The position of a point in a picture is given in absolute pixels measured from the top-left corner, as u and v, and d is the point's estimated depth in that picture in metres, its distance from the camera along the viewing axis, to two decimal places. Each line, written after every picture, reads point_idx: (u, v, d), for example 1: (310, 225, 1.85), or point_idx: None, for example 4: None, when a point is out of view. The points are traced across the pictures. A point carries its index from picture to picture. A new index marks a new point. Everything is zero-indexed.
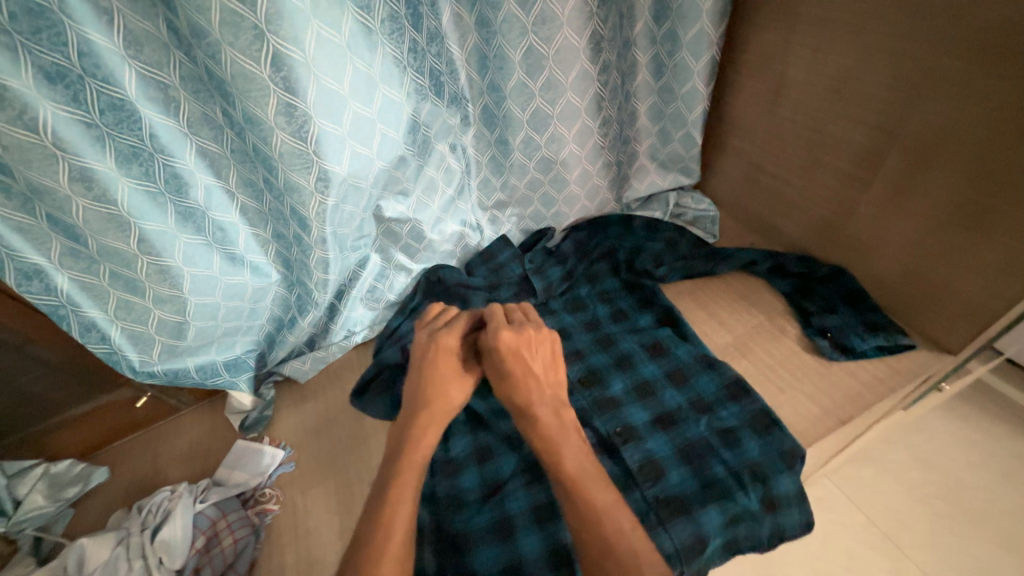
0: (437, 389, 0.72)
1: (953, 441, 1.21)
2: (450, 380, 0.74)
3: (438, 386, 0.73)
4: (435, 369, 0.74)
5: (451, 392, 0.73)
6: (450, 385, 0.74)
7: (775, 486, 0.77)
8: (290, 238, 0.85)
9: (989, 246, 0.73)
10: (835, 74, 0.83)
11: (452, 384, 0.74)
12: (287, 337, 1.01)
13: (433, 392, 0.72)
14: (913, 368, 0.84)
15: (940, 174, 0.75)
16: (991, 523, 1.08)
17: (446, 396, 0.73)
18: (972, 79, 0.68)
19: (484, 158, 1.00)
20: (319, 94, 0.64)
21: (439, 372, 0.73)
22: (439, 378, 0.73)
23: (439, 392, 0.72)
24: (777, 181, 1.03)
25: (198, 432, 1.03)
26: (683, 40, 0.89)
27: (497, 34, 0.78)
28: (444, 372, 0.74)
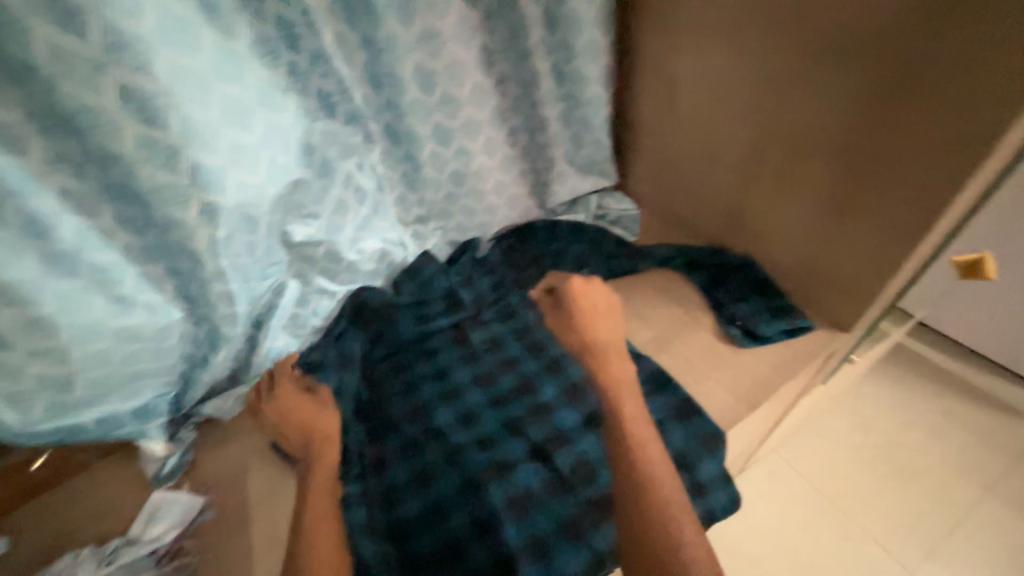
0: (312, 429, 0.83)
1: (882, 403, 1.40)
2: (318, 418, 0.85)
3: (313, 425, 0.84)
4: (302, 411, 0.86)
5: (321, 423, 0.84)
6: (322, 423, 0.85)
7: (700, 471, 0.81)
8: (185, 273, 0.81)
9: (864, 226, 0.80)
10: (716, 76, 0.89)
11: (321, 420, 0.85)
12: (202, 377, 0.93)
13: (312, 432, 0.83)
14: (813, 348, 0.90)
15: (816, 164, 0.81)
16: (925, 478, 1.27)
17: (318, 431, 0.83)
18: (828, 75, 0.74)
19: (395, 174, 0.98)
20: (183, 124, 0.62)
21: (310, 413, 0.86)
22: (307, 414, 0.85)
23: (315, 431, 0.84)
24: (682, 179, 1.07)
25: (111, 486, 0.95)
26: (576, 48, 0.92)
27: (383, 52, 0.79)
28: (307, 412, 0.86)
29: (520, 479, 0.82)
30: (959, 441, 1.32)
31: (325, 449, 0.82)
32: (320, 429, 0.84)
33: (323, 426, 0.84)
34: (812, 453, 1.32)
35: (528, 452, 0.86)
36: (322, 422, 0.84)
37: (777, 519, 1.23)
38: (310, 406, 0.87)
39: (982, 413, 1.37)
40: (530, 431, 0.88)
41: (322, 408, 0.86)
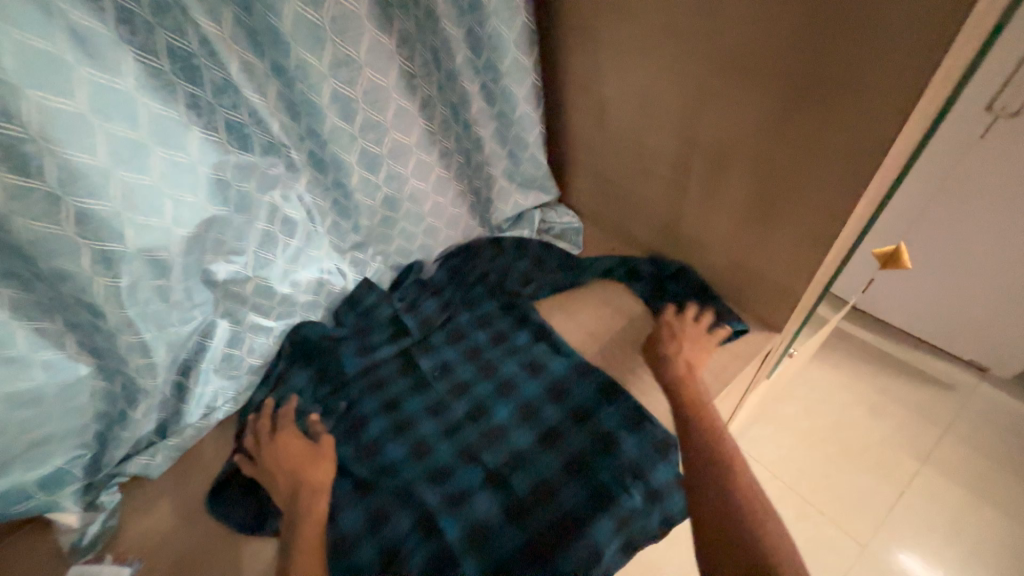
0: (305, 478, 0.81)
1: (828, 386, 1.47)
2: (315, 467, 0.82)
3: (306, 474, 0.81)
4: (297, 462, 0.83)
5: (314, 472, 0.82)
6: (320, 473, 0.82)
7: (655, 478, 0.81)
8: (88, 326, 0.74)
9: (781, 232, 0.83)
10: (638, 92, 0.91)
11: (321, 469, 0.82)
12: (122, 434, 0.86)
13: (303, 481, 0.80)
14: (750, 349, 0.94)
15: (734, 174, 0.85)
16: (870, 453, 1.34)
17: (312, 480, 0.80)
18: (736, 92, 0.77)
19: (325, 202, 0.94)
20: (63, 170, 0.57)
21: (308, 461, 0.83)
22: (302, 461, 0.83)
23: (306, 479, 0.80)
24: (619, 190, 1.09)
25: (18, 566, 0.85)
26: (502, 69, 0.91)
27: (295, 80, 0.75)
28: (303, 462, 0.83)
29: (477, 508, 0.80)
30: (897, 416, 1.40)
31: (316, 501, 0.78)
32: (315, 481, 0.81)
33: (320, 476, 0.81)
34: (769, 440, 1.37)
35: (485, 480, 0.83)
36: (321, 472, 0.82)
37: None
38: (309, 455, 0.84)
39: (917, 386, 1.46)
40: (485, 457, 0.85)
41: (320, 458, 0.84)
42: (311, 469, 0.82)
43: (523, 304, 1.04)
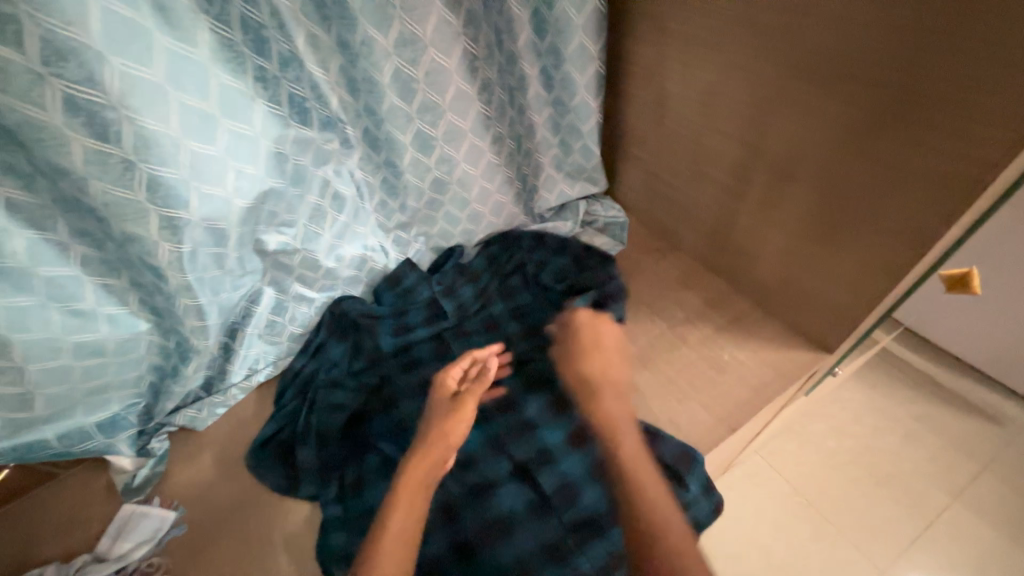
0: (443, 423, 0.84)
1: (865, 408, 1.30)
2: (457, 420, 0.84)
3: (445, 419, 0.84)
4: (439, 416, 0.85)
5: (451, 436, 0.83)
6: (459, 426, 0.84)
7: (684, 491, 0.79)
8: (149, 287, 0.77)
9: (847, 255, 0.78)
10: (703, 89, 0.85)
11: (460, 423, 0.84)
12: (174, 388, 0.90)
13: (437, 426, 0.84)
14: (795, 368, 0.90)
15: (799, 188, 0.79)
16: (895, 482, 1.19)
17: (444, 440, 0.82)
18: (815, 99, 0.70)
19: (375, 181, 0.94)
20: (139, 137, 0.58)
21: (456, 412, 0.85)
22: (446, 420, 0.84)
23: (442, 425, 0.83)
24: (671, 189, 1.04)
25: (77, 498, 0.92)
26: (566, 54, 0.88)
27: (359, 57, 0.74)
28: (445, 418, 0.85)
29: (503, 500, 0.80)
30: (930, 446, 1.23)
31: (437, 456, 0.81)
32: (451, 431, 0.83)
33: (454, 428, 0.83)
34: (789, 457, 1.23)
35: (509, 472, 0.83)
36: (460, 424, 0.84)
37: (748, 520, 1.15)
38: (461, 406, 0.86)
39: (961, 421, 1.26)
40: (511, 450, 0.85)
41: (465, 413, 0.85)
42: (453, 420, 0.84)
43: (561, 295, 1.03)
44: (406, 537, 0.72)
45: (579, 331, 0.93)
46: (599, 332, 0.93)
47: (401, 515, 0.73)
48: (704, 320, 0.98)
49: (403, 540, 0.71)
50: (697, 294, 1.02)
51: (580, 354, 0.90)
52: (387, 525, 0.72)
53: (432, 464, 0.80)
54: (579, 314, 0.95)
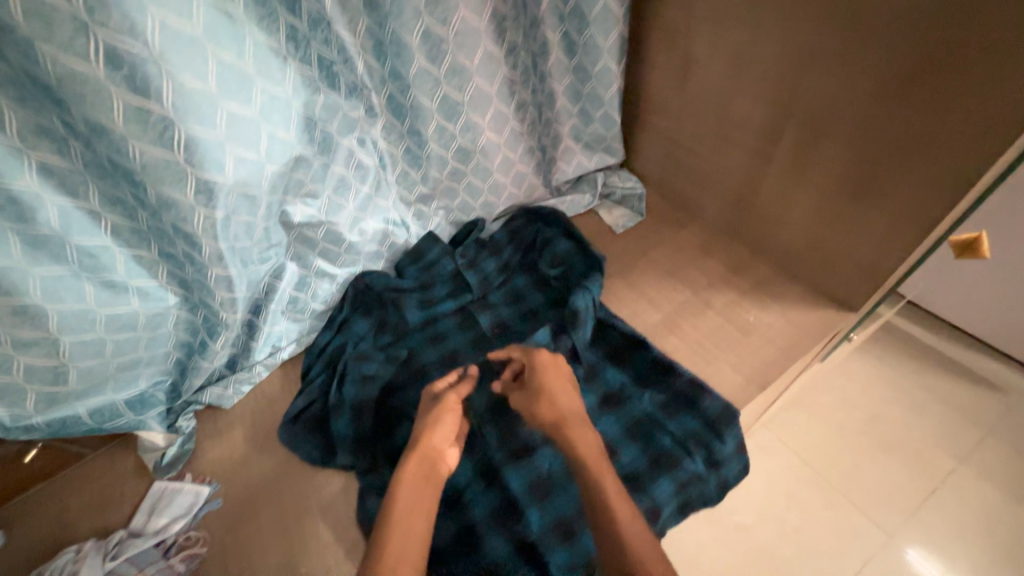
0: (427, 416, 0.77)
1: (870, 377, 1.17)
2: (440, 409, 0.77)
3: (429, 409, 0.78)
4: (427, 417, 0.77)
5: (442, 440, 0.74)
6: (447, 415, 0.76)
7: (720, 448, 0.79)
8: (180, 258, 0.76)
9: (877, 212, 0.79)
10: (733, 49, 0.85)
11: (447, 412, 0.77)
12: (201, 364, 0.88)
13: (422, 418, 0.77)
14: (818, 327, 0.91)
15: (830, 148, 0.79)
16: (907, 450, 1.08)
17: (434, 443, 0.74)
18: (851, 52, 0.70)
19: (398, 151, 0.93)
20: (178, 96, 0.57)
21: (440, 402, 0.78)
22: (436, 420, 0.76)
23: (427, 415, 0.77)
24: (693, 156, 1.04)
25: (109, 477, 0.91)
26: (590, 17, 0.87)
27: (388, 17, 0.73)
28: (436, 416, 0.76)
29: (539, 463, 0.80)
30: (939, 414, 1.11)
31: (427, 459, 0.72)
32: (439, 421, 0.76)
33: (440, 415, 0.76)
34: (799, 428, 1.11)
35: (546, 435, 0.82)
36: (446, 411, 0.77)
37: (758, 498, 1.03)
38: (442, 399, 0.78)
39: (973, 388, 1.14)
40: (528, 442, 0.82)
41: (448, 403, 0.77)
42: (438, 409, 0.77)
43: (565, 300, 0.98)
44: (408, 538, 0.63)
45: (543, 370, 0.79)
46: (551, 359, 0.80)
47: (399, 514, 0.65)
48: (729, 285, 0.99)
49: (407, 540, 0.63)
50: (720, 261, 1.03)
51: (538, 398, 0.75)
52: (386, 526, 0.64)
53: (424, 457, 0.72)
54: (541, 355, 0.80)
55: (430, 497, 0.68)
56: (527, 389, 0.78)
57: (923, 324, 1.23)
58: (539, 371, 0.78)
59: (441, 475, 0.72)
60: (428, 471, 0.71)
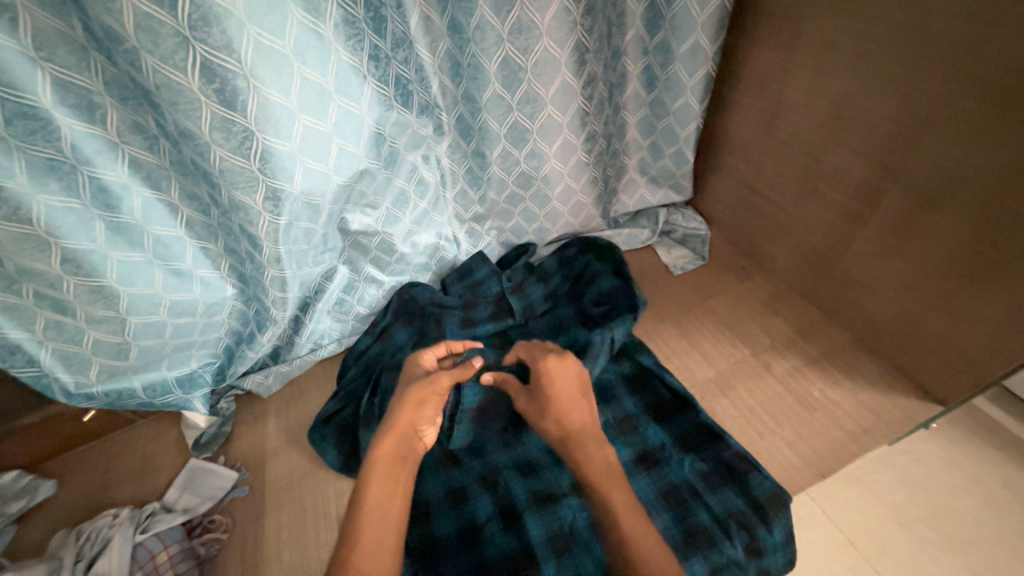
0: (413, 395, 0.72)
1: (943, 467, 0.99)
2: (428, 390, 0.73)
3: (415, 387, 0.73)
4: (409, 393, 0.73)
5: (421, 420, 0.72)
6: (433, 397, 0.74)
7: (764, 535, 0.70)
8: (242, 254, 0.79)
9: (992, 298, 0.67)
10: (834, 99, 0.77)
11: (434, 395, 0.74)
12: (247, 353, 0.91)
13: (406, 395, 0.72)
14: (898, 417, 0.81)
15: (943, 218, 0.69)
16: (981, 559, 0.88)
17: (412, 423, 0.71)
18: (982, 119, 0.61)
19: (460, 170, 0.93)
20: (261, 107, 0.60)
21: (431, 382, 0.74)
22: (418, 399, 0.72)
23: (413, 393, 0.72)
24: (771, 206, 0.97)
25: (153, 446, 0.96)
26: (677, 53, 0.83)
27: (469, 42, 0.73)
28: (420, 397, 0.72)
29: (564, 513, 0.76)
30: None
31: (405, 438, 0.70)
32: (425, 401, 0.73)
33: (428, 395, 0.73)
34: (847, 503, 0.95)
35: (573, 486, 0.79)
36: (434, 393, 0.73)
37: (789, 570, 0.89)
38: (434, 380, 0.74)
39: None
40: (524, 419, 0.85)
41: (439, 388, 0.74)
42: (426, 389, 0.73)
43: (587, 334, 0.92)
44: (384, 518, 0.62)
45: (550, 383, 0.73)
46: (561, 373, 0.74)
47: (377, 493, 0.64)
48: (793, 349, 0.91)
49: (383, 520, 0.62)
50: (786, 321, 0.95)
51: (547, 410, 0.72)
52: (361, 505, 0.62)
53: (403, 435, 0.70)
54: (555, 368, 0.74)
55: (407, 476, 0.67)
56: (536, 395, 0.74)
57: (1019, 417, 1.04)
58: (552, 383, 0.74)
59: (415, 455, 0.71)
60: (406, 450, 0.69)
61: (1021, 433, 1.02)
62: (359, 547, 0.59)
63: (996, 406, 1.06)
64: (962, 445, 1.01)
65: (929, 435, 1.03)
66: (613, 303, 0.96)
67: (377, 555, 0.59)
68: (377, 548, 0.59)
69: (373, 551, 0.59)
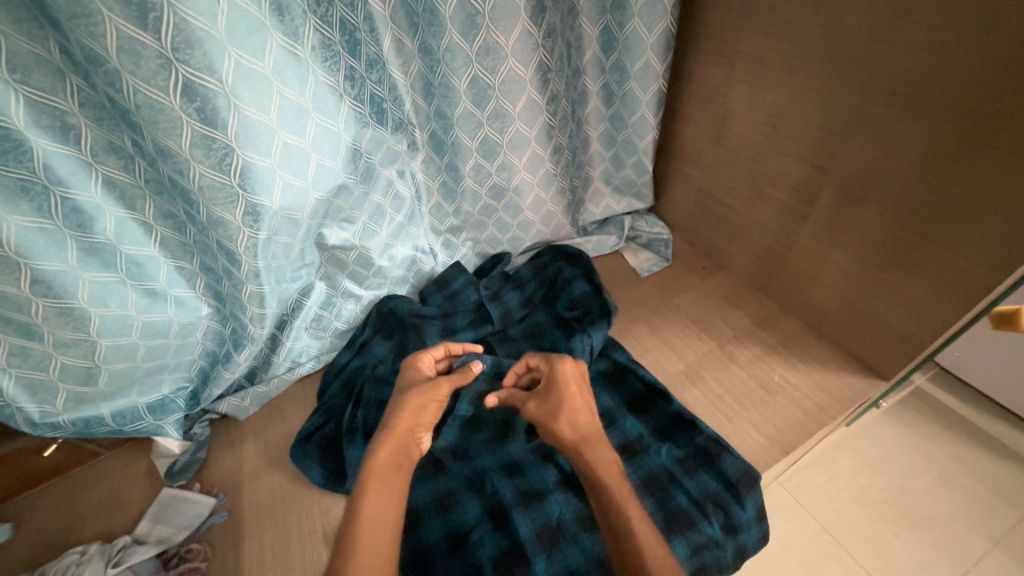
0: (413, 401, 0.73)
1: (897, 445, 1.07)
2: (428, 396, 0.74)
3: (415, 393, 0.74)
4: (407, 399, 0.73)
5: (419, 425, 0.73)
6: (431, 403, 0.75)
7: (738, 512, 0.75)
8: (219, 271, 0.79)
9: (917, 280, 0.76)
10: (770, 111, 0.86)
11: (432, 401, 0.75)
12: (223, 374, 0.90)
13: (406, 400, 0.73)
14: (850, 395, 0.88)
15: (869, 212, 0.78)
16: (933, 525, 0.96)
17: (411, 429, 0.71)
18: (892, 122, 0.70)
19: (434, 183, 0.97)
20: (241, 125, 0.62)
21: (431, 389, 0.75)
22: (417, 404, 0.73)
23: (413, 398, 0.73)
24: (725, 209, 1.05)
25: (120, 478, 0.92)
26: (631, 71, 0.91)
27: (440, 62, 0.78)
28: (421, 403, 0.73)
29: (552, 508, 0.78)
30: (969, 490, 1.00)
31: (405, 444, 0.70)
32: (424, 407, 0.74)
33: (427, 401, 0.74)
34: (816, 489, 1.01)
35: (558, 481, 0.82)
36: (433, 399, 0.75)
37: (769, 556, 0.94)
38: (433, 386, 0.75)
39: (1011, 467, 1.02)
40: (517, 423, 0.85)
41: (438, 394, 0.75)
42: (425, 395, 0.74)
43: (563, 340, 0.95)
44: (381, 525, 0.61)
45: (564, 383, 0.74)
46: (575, 381, 0.75)
47: (374, 499, 0.63)
48: (754, 339, 0.98)
49: (380, 526, 0.61)
50: (746, 314, 1.03)
51: (558, 411, 0.71)
52: (358, 512, 0.61)
53: (402, 441, 0.70)
54: (566, 369, 0.75)
55: (404, 481, 0.67)
56: (547, 401, 0.73)
57: (955, 394, 1.14)
58: (561, 384, 0.74)
59: (413, 460, 0.71)
60: (404, 456, 0.69)
61: (958, 408, 1.12)
62: (357, 554, 0.58)
63: (935, 385, 1.17)
64: (910, 424, 1.10)
65: (881, 416, 1.12)
66: (588, 308, 0.99)
67: (374, 561, 0.57)
68: (375, 556, 0.58)
69: (371, 557, 0.58)
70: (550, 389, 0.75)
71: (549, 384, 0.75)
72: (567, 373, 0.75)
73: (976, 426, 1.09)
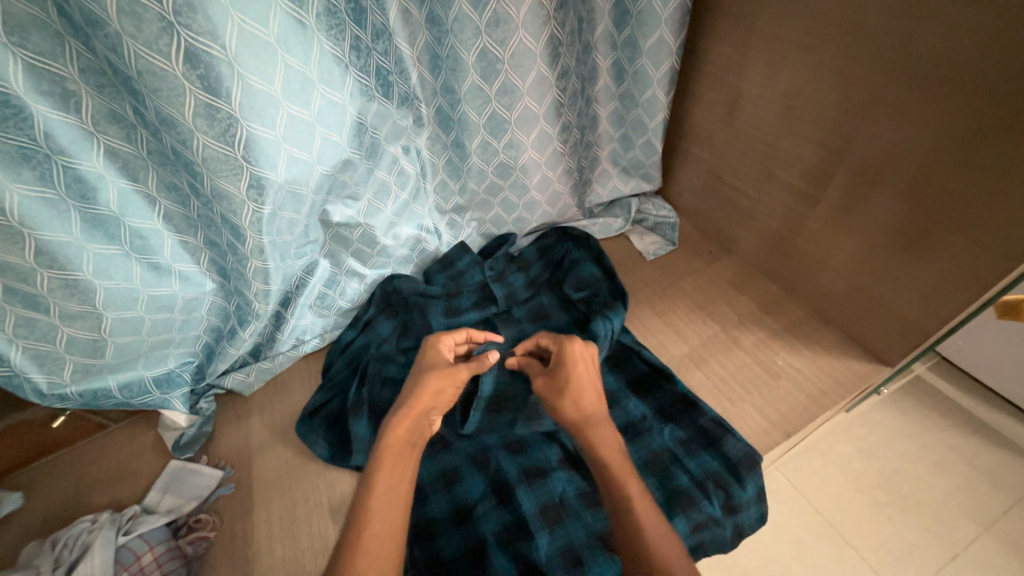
0: (432, 383, 0.74)
1: (895, 431, 1.08)
2: (446, 380, 0.75)
3: (435, 376, 0.75)
4: (425, 382, 0.74)
5: (435, 408, 0.73)
6: (450, 387, 0.75)
7: (739, 492, 0.76)
8: (224, 247, 0.79)
9: (926, 266, 0.75)
10: (786, 90, 0.84)
11: (450, 385, 0.75)
12: (228, 350, 0.90)
13: (425, 382, 0.74)
14: (853, 380, 0.88)
15: (884, 196, 0.76)
16: (927, 511, 0.97)
17: (425, 411, 0.72)
18: (910, 102, 0.68)
19: (440, 161, 0.95)
20: (245, 95, 0.60)
21: (449, 373, 0.75)
22: (433, 386, 0.74)
23: (432, 381, 0.74)
24: (735, 192, 1.04)
25: (128, 450, 0.93)
26: (644, 47, 0.88)
27: (448, 34, 0.76)
28: (439, 385, 0.74)
29: (554, 486, 0.79)
30: (964, 477, 1.01)
31: (420, 425, 0.70)
32: (442, 391, 0.74)
33: (445, 385, 0.74)
34: (814, 474, 1.03)
35: (561, 459, 0.83)
36: (451, 384, 0.75)
37: (764, 537, 0.95)
38: (453, 371, 0.76)
39: (1008, 456, 1.03)
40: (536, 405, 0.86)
41: (456, 379, 0.75)
42: (444, 380, 0.75)
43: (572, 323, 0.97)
44: (393, 500, 0.62)
45: (576, 365, 0.75)
46: (591, 368, 0.76)
47: (388, 475, 0.64)
48: (758, 324, 0.98)
49: (392, 501, 0.61)
50: (752, 299, 1.02)
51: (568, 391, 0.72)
52: (371, 487, 0.62)
53: (418, 421, 0.70)
54: (574, 348, 0.76)
55: (416, 461, 0.68)
56: (555, 378, 0.75)
57: (956, 383, 1.15)
58: (571, 364, 0.75)
59: (425, 441, 0.71)
60: (419, 437, 0.70)
61: (959, 398, 1.12)
62: (369, 527, 0.58)
63: (936, 373, 1.17)
64: (909, 411, 1.10)
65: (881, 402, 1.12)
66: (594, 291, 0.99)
67: (385, 534, 0.58)
68: (386, 529, 0.59)
69: (382, 530, 0.58)
70: (558, 368, 0.76)
71: (558, 364, 0.76)
72: (580, 357, 0.76)
73: (974, 414, 1.10)
